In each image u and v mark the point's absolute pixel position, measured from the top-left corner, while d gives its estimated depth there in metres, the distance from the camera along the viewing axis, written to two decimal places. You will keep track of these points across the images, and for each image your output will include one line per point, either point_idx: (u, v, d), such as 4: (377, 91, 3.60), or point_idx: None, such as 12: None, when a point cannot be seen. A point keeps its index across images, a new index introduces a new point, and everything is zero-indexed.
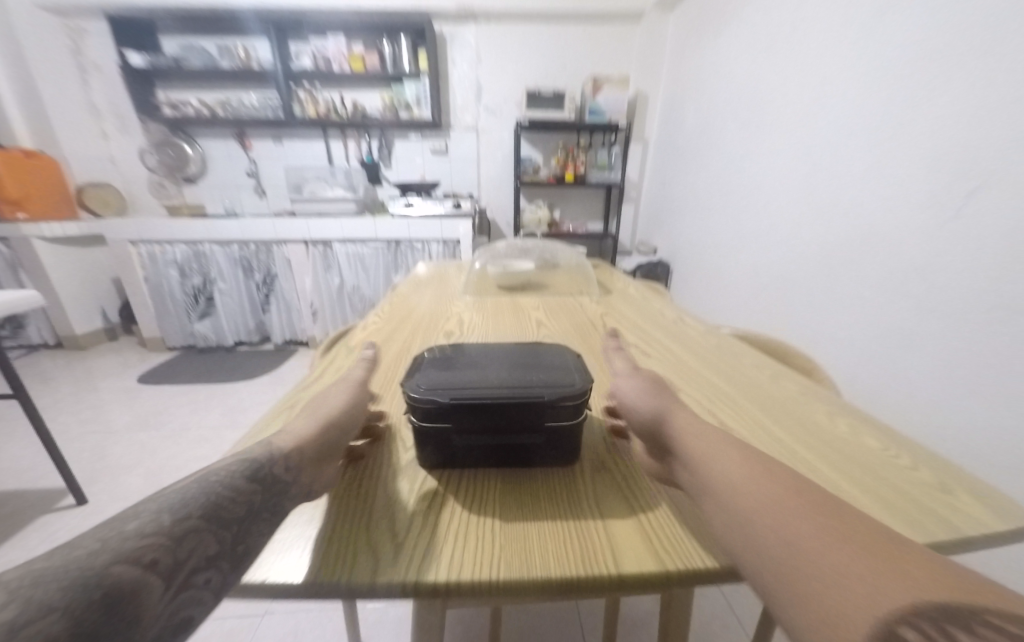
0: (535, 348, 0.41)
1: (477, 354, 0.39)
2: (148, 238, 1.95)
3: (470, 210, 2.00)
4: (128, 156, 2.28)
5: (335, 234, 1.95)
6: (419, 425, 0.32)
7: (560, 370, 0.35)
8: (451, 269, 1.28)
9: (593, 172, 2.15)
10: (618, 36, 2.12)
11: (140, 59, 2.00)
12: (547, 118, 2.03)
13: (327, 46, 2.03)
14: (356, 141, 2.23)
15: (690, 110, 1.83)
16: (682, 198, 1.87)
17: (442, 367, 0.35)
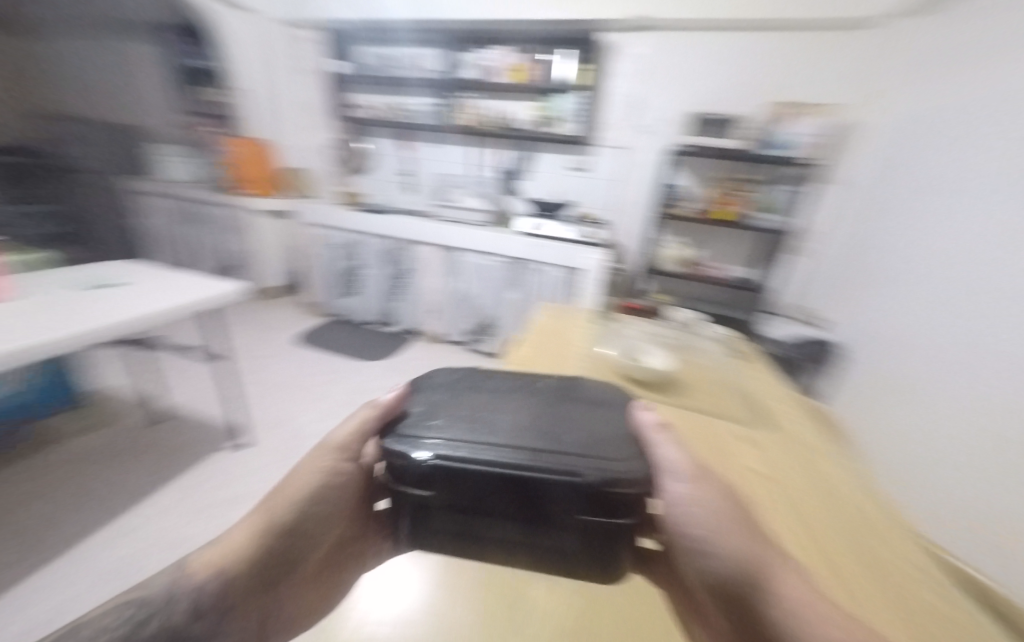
0: (547, 402, 0.48)
1: (496, 405, 0.47)
2: (321, 222, 2.33)
3: (599, 241, 1.89)
4: (318, 147, 2.69)
5: (463, 244, 2.03)
6: (441, 484, 0.39)
7: (588, 438, 0.42)
8: (573, 316, 1.11)
9: (757, 212, 1.81)
10: (831, 47, 1.67)
11: (341, 67, 2.32)
12: (713, 147, 1.75)
13: (490, 56, 2.04)
14: (498, 152, 2.27)
15: (916, 158, 1.39)
16: (876, 270, 1.47)
17: (465, 423, 0.43)
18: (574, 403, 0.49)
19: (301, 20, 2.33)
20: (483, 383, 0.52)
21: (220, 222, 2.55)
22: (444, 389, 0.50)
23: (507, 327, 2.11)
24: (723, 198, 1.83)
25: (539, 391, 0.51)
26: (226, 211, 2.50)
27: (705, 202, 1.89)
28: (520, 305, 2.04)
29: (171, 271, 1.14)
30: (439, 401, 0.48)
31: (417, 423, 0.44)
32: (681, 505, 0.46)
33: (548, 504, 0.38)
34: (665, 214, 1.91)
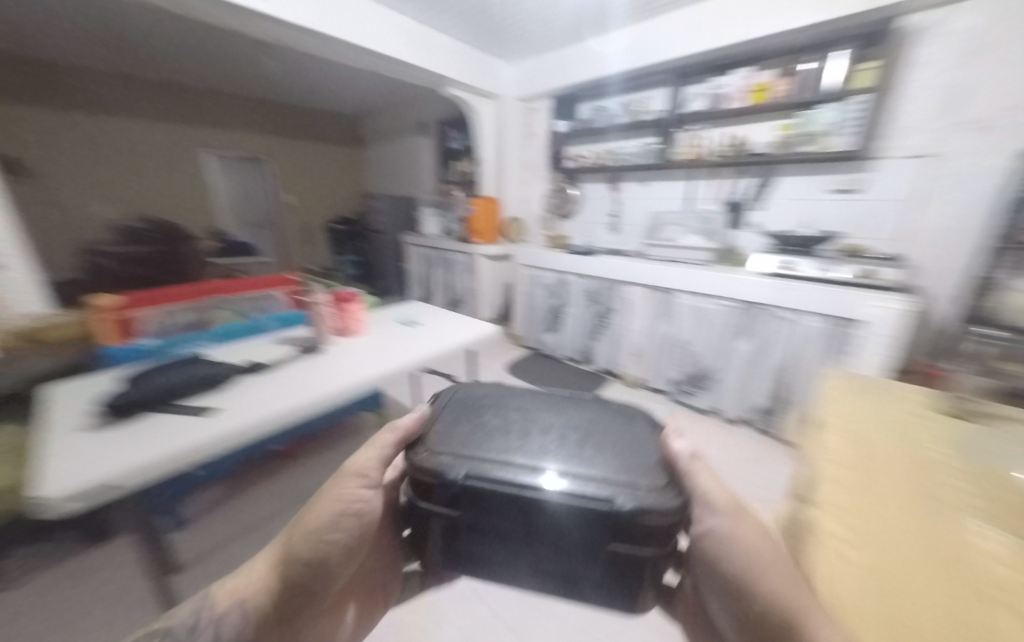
0: (553, 429, 0.75)
1: (515, 432, 0.73)
2: (533, 265, 2.57)
3: (889, 284, 1.41)
4: (535, 197, 3.05)
5: (681, 284, 1.85)
6: (485, 498, 0.64)
7: (619, 467, 0.66)
8: (901, 388, 0.88)
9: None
10: None
11: (564, 126, 2.59)
12: None
13: (725, 82, 1.90)
14: (732, 179, 2.01)
15: None
16: None
17: (495, 454, 0.68)
18: (586, 431, 0.75)
19: (532, 93, 2.73)
20: (495, 410, 0.80)
21: (457, 265, 3.16)
22: (468, 418, 0.77)
23: (731, 382, 1.79)
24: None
25: (542, 419, 0.77)
26: (462, 256, 3.08)
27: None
28: (754, 357, 1.70)
29: (442, 313, 1.41)
30: (465, 427, 0.74)
31: (454, 449, 0.69)
32: (716, 536, 0.58)
33: (598, 534, 0.61)
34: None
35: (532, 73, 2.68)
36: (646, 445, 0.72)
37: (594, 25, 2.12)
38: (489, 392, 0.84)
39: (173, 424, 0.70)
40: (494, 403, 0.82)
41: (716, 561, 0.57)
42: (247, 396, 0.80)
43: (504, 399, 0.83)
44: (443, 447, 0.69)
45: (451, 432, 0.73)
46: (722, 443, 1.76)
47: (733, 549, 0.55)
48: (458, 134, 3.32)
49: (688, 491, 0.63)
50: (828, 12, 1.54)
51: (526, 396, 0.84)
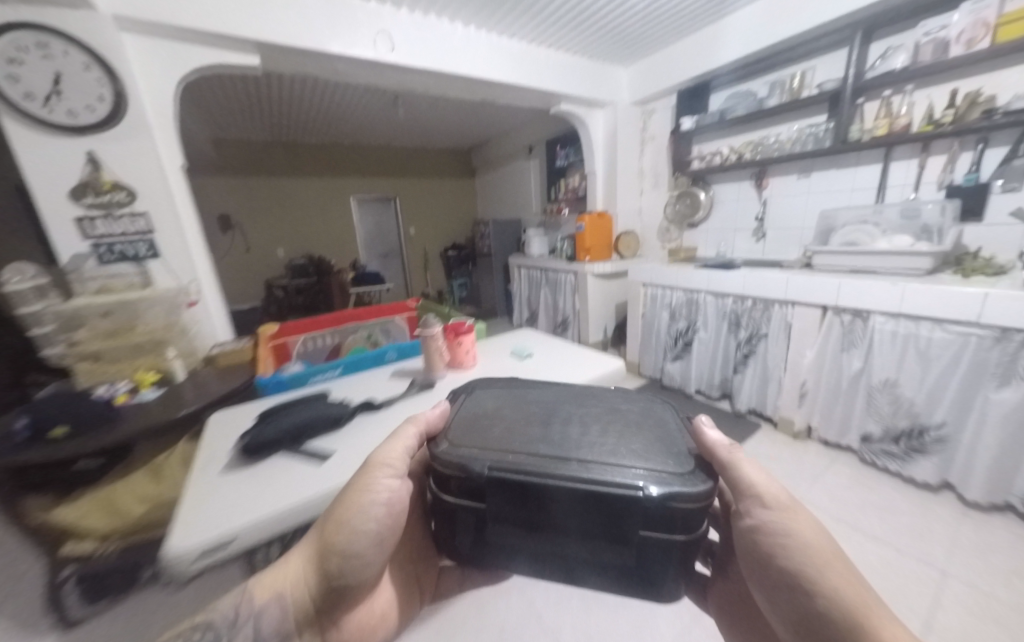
0: (564, 415, 0.65)
1: (527, 420, 0.63)
2: (654, 282, 2.24)
3: None
4: (652, 207, 2.76)
5: (883, 305, 1.38)
6: (512, 493, 0.52)
7: (646, 461, 0.55)
8: None
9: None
10: None
11: (689, 122, 2.25)
12: None
13: (950, 20, 1.41)
14: (969, 155, 1.46)
15: None
16: None
17: (511, 436, 0.59)
18: (599, 415, 0.65)
19: (652, 93, 2.46)
20: (504, 399, 0.71)
21: (563, 284, 3.00)
22: (478, 403, 0.69)
23: (981, 447, 1.23)
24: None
25: (552, 409, 0.67)
26: (569, 276, 2.92)
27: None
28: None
29: (557, 344, 1.27)
30: (479, 414, 0.66)
31: (467, 428, 0.62)
32: (771, 530, 0.55)
33: (625, 524, 0.50)
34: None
35: (651, 71, 2.42)
36: (657, 424, 0.63)
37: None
38: (508, 386, 0.75)
39: (293, 466, 0.67)
40: (502, 391, 0.73)
41: (770, 555, 0.55)
42: (363, 439, 0.75)
43: (515, 389, 0.75)
44: (465, 439, 0.59)
45: (465, 418, 0.65)
46: (974, 540, 1.18)
47: (790, 544, 0.53)
48: (565, 151, 3.23)
49: (731, 483, 0.57)
50: None
51: (536, 389, 0.75)
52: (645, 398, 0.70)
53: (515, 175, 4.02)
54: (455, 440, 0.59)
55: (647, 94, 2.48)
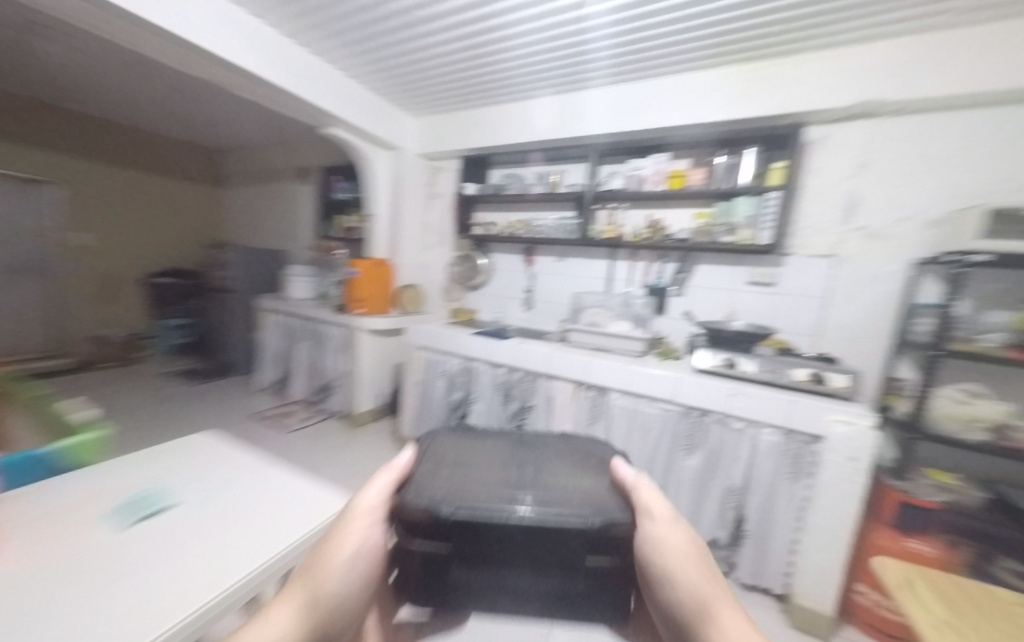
0: (538, 461, 0.63)
1: (505, 463, 0.61)
2: (433, 347, 2.03)
3: (845, 391, 1.30)
4: (436, 264, 2.64)
5: (616, 383, 1.56)
6: (475, 532, 0.48)
7: (586, 496, 0.54)
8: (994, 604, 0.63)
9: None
10: None
11: (473, 188, 2.30)
12: None
13: (645, 165, 1.91)
14: (657, 266, 1.96)
15: None
16: None
17: (492, 479, 0.56)
18: (562, 459, 0.64)
19: (435, 151, 2.42)
20: (473, 446, 0.66)
21: (329, 340, 2.43)
22: (455, 447, 0.64)
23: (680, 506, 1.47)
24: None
25: (527, 454, 0.65)
26: (337, 330, 2.38)
27: (1013, 334, 1.34)
28: (704, 476, 1.43)
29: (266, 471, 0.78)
30: (452, 459, 0.61)
31: (445, 474, 0.57)
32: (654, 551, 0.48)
33: (572, 555, 0.48)
34: (951, 354, 1.33)
35: (436, 129, 2.39)
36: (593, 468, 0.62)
37: (515, 88, 1.95)
38: (471, 430, 0.71)
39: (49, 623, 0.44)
40: (473, 438, 0.68)
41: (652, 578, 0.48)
42: None
43: (486, 433, 0.70)
44: (434, 486, 0.54)
45: (444, 464, 0.59)
46: None
47: (671, 574, 0.46)
48: (348, 183, 2.81)
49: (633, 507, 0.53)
50: (747, 112, 1.62)
51: (509, 432, 0.72)
52: (591, 442, 0.70)
53: (280, 198, 3.23)
54: (420, 487, 0.53)
55: (433, 149, 2.42)
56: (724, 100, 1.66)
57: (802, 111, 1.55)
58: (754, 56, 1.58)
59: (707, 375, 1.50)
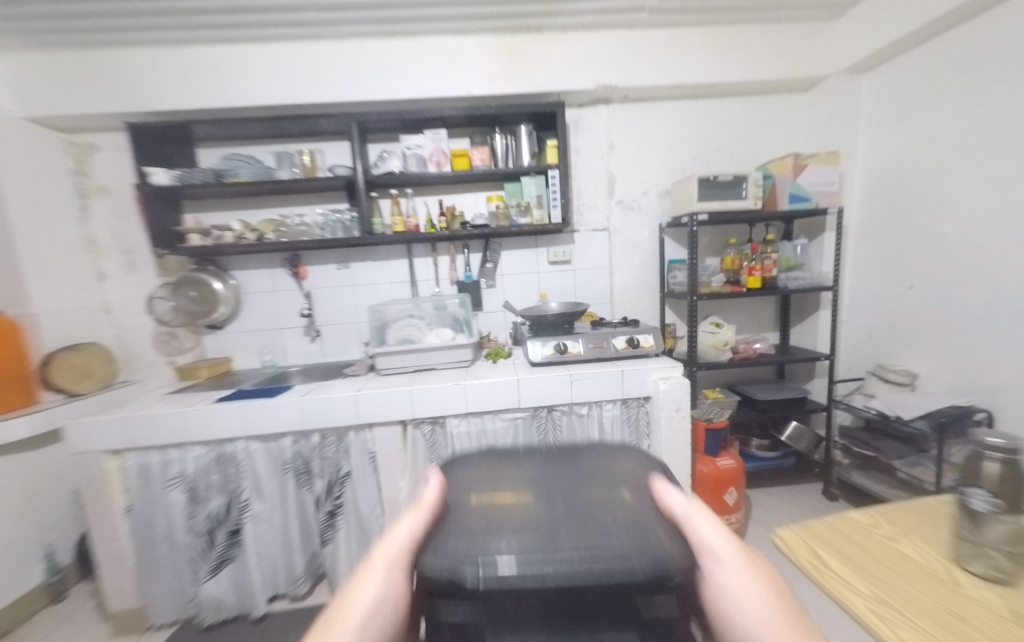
0: (571, 472, 0.53)
1: (533, 477, 0.52)
2: (140, 443, 1.17)
3: (653, 348, 1.41)
4: (132, 303, 1.64)
5: (452, 407, 1.24)
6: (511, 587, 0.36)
7: (634, 530, 0.41)
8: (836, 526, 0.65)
9: (786, 273, 1.83)
10: (781, 108, 1.88)
11: (167, 175, 1.46)
12: (730, 211, 1.67)
13: (421, 143, 1.61)
14: (462, 258, 1.76)
15: (936, 205, 1.53)
16: (952, 311, 1.51)
17: (520, 501, 0.47)
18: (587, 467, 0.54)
19: (70, 117, 1.45)
20: (505, 463, 0.56)
21: None
22: (483, 463, 0.55)
23: None
24: (748, 266, 1.76)
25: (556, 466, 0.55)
26: None
27: (724, 274, 1.82)
28: None
29: None
30: (483, 474, 0.53)
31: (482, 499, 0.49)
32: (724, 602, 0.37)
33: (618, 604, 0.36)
34: (702, 298, 1.69)
35: (63, 78, 1.43)
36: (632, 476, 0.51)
37: (208, 18, 1.32)
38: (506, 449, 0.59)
39: None
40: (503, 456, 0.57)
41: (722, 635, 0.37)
42: None
43: (522, 447, 0.58)
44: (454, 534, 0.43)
45: (478, 489, 0.50)
46: None
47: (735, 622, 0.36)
48: None
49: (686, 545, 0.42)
50: (514, 87, 1.56)
51: (533, 448, 0.59)
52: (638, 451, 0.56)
53: None
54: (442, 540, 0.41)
55: (65, 112, 1.42)
56: (487, 73, 1.55)
57: (558, 90, 1.60)
58: (510, 27, 1.51)
59: (542, 367, 1.37)
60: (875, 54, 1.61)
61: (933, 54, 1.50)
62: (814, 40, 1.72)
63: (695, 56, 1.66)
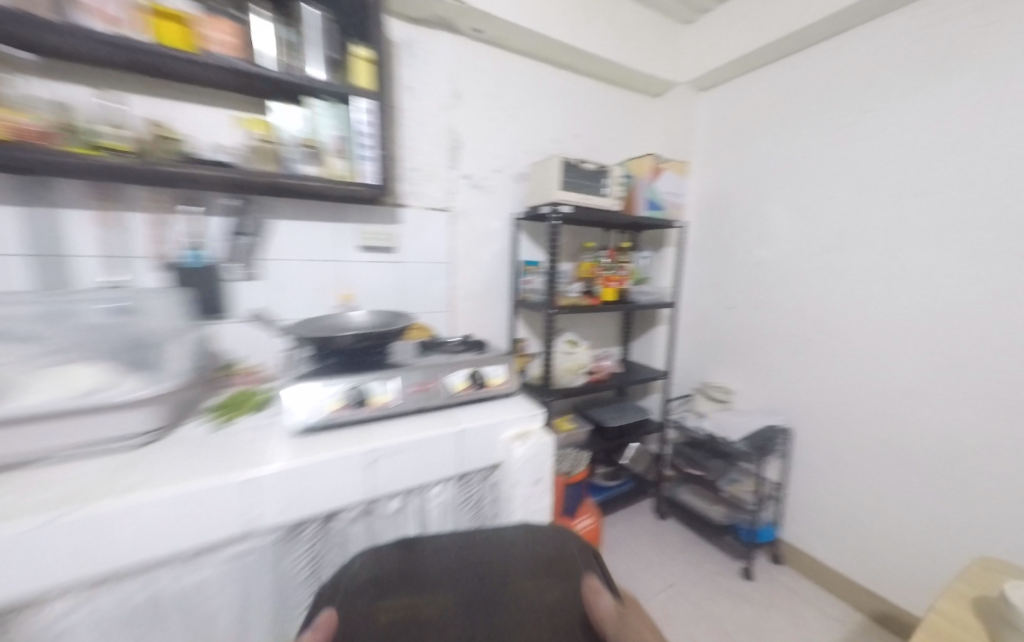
0: (511, 555, 0.68)
1: (464, 562, 0.68)
2: None
3: (505, 384, 0.98)
4: None
5: (49, 577, 0.51)
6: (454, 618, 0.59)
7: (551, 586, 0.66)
8: None
9: (636, 287, 1.72)
10: (634, 108, 1.75)
11: None
12: (593, 207, 1.40)
13: None
14: (183, 227, 0.96)
15: (753, 231, 1.62)
16: (760, 331, 1.63)
17: (452, 591, 0.64)
18: (535, 548, 0.70)
19: None
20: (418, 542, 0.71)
21: None
22: (388, 564, 0.65)
23: None
24: (603, 275, 1.55)
25: (494, 543, 0.70)
26: None
27: (580, 284, 1.57)
28: None
29: None
30: (403, 565, 0.65)
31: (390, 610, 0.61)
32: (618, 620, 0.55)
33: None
34: (560, 311, 1.38)
35: None
36: (562, 572, 0.67)
37: None
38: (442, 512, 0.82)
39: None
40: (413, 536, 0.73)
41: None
42: None
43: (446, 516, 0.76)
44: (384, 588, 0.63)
45: (383, 592, 0.62)
46: None
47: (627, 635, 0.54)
48: None
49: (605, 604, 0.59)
50: None
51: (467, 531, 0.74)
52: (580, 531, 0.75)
53: None
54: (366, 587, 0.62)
55: None
56: None
57: None
58: None
59: (318, 437, 0.75)
60: (716, 72, 1.61)
61: (756, 83, 1.57)
62: (668, 41, 1.63)
63: (562, 6, 1.33)
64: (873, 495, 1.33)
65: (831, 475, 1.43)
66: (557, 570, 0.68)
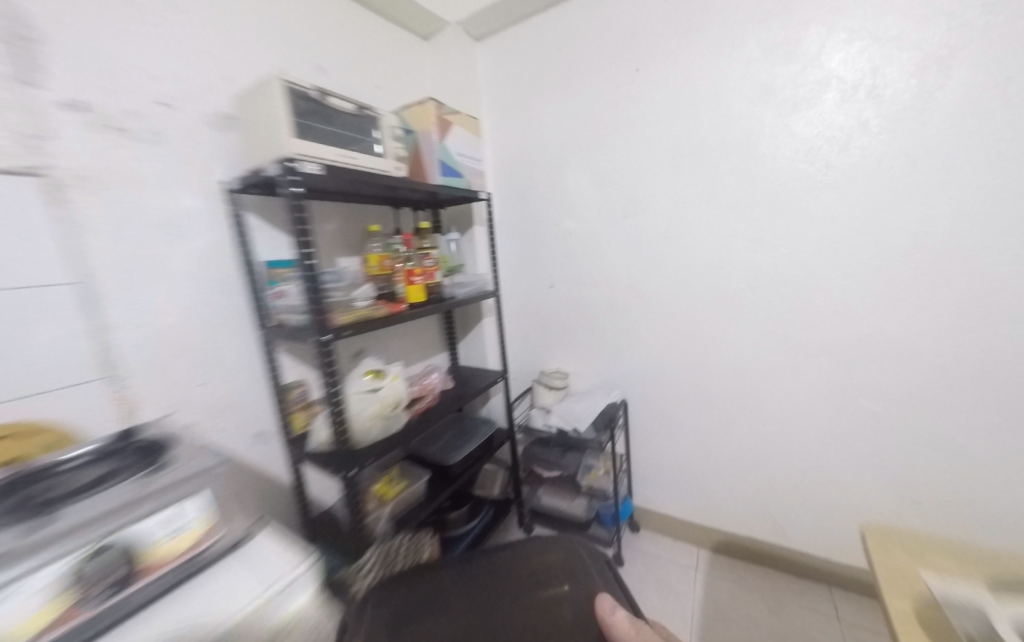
0: (533, 562, 0.76)
1: (490, 574, 0.75)
2: None
3: (206, 545, 0.52)
4: None
5: None
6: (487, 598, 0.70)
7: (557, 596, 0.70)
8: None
9: (449, 278, 1.33)
10: (397, 49, 1.34)
11: None
12: (362, 169, 0.93)
13: None
14: None
15: (557, 201, 1.48)
16: (581, 307, 1.53)
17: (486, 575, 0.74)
18: (548, 557, 0.77)
19: None
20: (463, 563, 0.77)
21: None
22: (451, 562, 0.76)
23: None
24: (402, 269, 1.12)
25: (517, 557, 0.77)
26: None
27: (372, 284, 1.10)
28: None
29: None
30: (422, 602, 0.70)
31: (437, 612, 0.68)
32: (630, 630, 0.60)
33: None
34: (341, 334, 0.86)
35: None
36: (576, 575, 0.74)
37: None
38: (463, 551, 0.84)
39: None
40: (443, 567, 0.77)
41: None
42: None
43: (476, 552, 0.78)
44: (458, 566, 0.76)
45: (431, 607, 0.69)
46: None
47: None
48: None
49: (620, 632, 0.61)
50: None
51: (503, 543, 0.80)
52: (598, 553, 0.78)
53: None
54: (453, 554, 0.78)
55: None
56: None
57: None
58: None
59: None
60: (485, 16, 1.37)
61: (528, 35, 1.41)
62: None
63: None
64: (697, 442, 1.42)
65: (662, 433, 1.48)
66: (570, 574, 0.74)
